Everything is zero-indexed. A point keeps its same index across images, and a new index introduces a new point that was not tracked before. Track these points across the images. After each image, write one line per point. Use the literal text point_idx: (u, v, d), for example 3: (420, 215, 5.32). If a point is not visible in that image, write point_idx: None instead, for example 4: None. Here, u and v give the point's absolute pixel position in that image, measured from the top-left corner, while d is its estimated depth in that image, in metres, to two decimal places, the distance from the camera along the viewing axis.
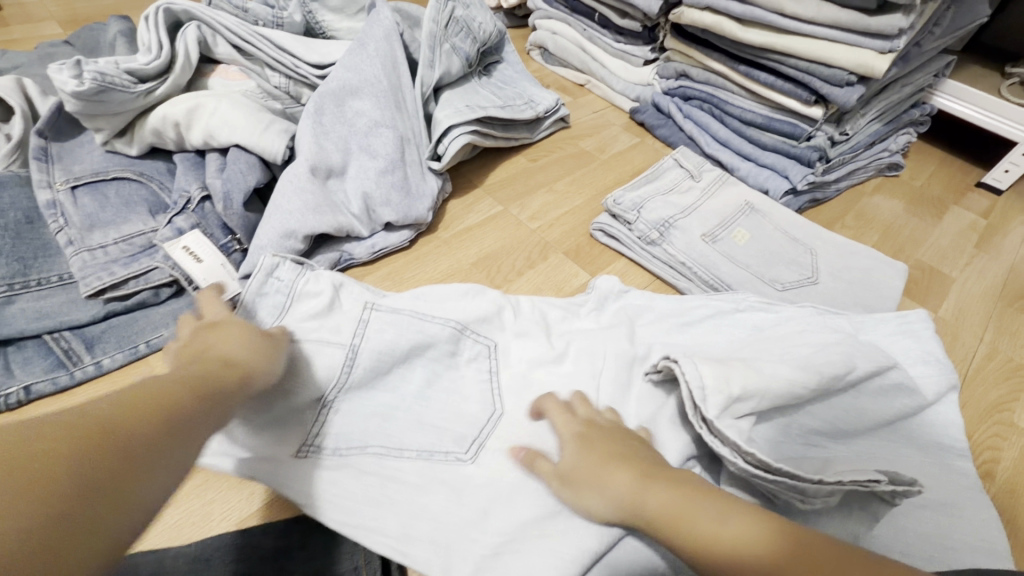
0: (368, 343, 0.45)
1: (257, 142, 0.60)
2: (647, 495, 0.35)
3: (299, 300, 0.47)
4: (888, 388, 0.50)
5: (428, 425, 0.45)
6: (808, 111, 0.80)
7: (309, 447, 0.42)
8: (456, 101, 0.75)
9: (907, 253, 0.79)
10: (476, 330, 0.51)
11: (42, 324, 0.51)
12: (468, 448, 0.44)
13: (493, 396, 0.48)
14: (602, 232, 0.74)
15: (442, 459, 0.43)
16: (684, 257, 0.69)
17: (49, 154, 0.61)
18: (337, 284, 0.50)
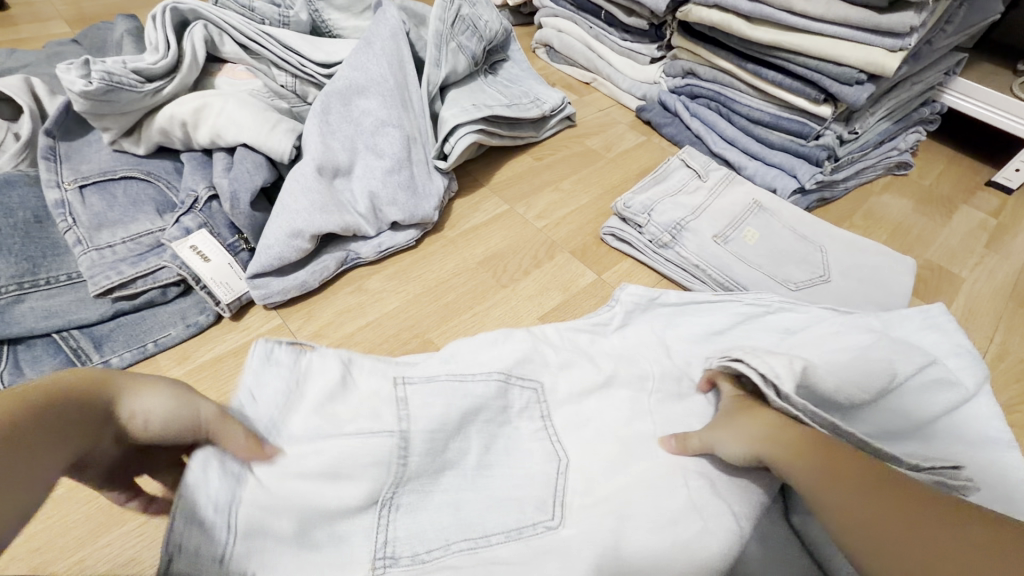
0: (411, 418, 0.41)
1: (264, 141, 0.60)
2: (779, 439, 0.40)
3: (310, 383, 0.41)
4: (901, 389, 0.50)
5: (501, 499, 0.42)
6: (817, 110, 0.79)
7: (383, 561, 0.37)
8: (462, 100, 0.75)
9: (916, 253, 0.79)
10: (520, 375, 0.49)
11: (52, 323, 0.51)
12: (553, 512, 0.41)
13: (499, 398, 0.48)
14: (613, 236, 0.73)
15: (532, 532, 0.40)
16: (697, 259, 0.69)
17: (57, 154, 0.61)
18: (347, 360, 0.43)
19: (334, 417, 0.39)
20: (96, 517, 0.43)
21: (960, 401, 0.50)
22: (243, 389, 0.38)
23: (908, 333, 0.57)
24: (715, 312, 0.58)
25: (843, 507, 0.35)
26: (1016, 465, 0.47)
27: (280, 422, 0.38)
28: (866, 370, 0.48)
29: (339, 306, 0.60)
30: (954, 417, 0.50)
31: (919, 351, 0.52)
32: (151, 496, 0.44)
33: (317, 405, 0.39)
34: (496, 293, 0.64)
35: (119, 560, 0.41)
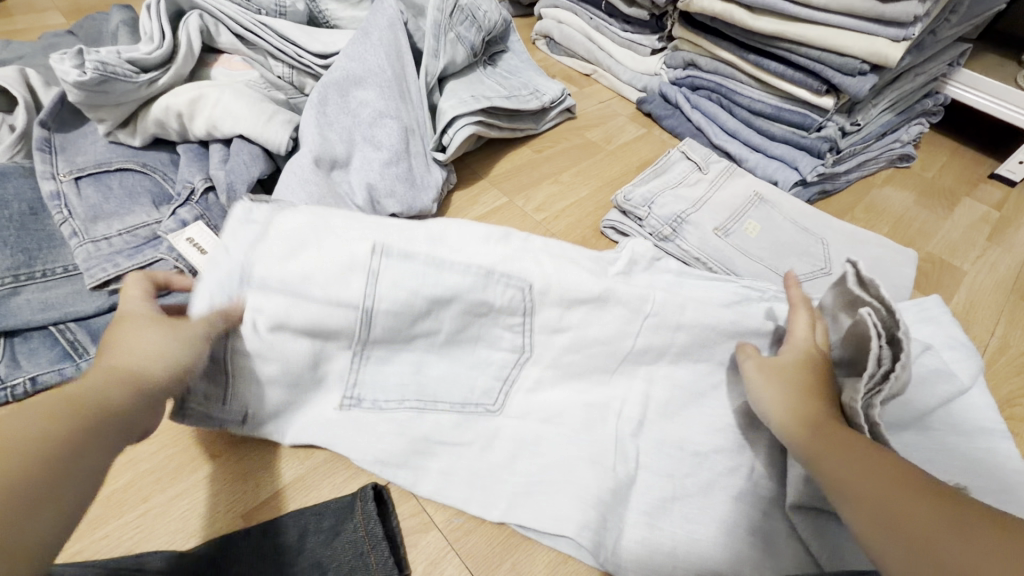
0: (381, 301, 0.43)
1: (261, 133, 0.59)
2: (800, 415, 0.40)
3: (281, 240, 0.43)
4: (901, 381, 0.49)
5: (458, 378, 0.48)
6: (819, 101, 0.78)
7: (349, 400, 0.46)
8: (461, 91, 0.74)
9: (918, 246, 0.78)
10: (505, 273, 0.47)
11: (48, 315, 0.51)
12: (496, 399, 0.48)
13: (496, 391, 0.48)
14: (613, 229, 0.73)
15: (472, 410, 0.47)
16: (699, 253, 0.68)
17: (52, 145, 0.60)
18: (321, 228, 0.44)
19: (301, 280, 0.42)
20: (93, 510, 0.43)
21: (955, 393, 0.49)
22: (218, 244, 0.44)
23: (908, 326, 0.57)
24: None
25: (864, 488, 0.33)
26: (1012, 456, 0.47)
27: (249, 263, 0.43)
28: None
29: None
30: (954, 409, 0.49)
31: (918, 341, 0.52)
32: (148, 488, 0.44)
33: (285, 280, 0.42)
34: None
35: (117, 552, 0.41)
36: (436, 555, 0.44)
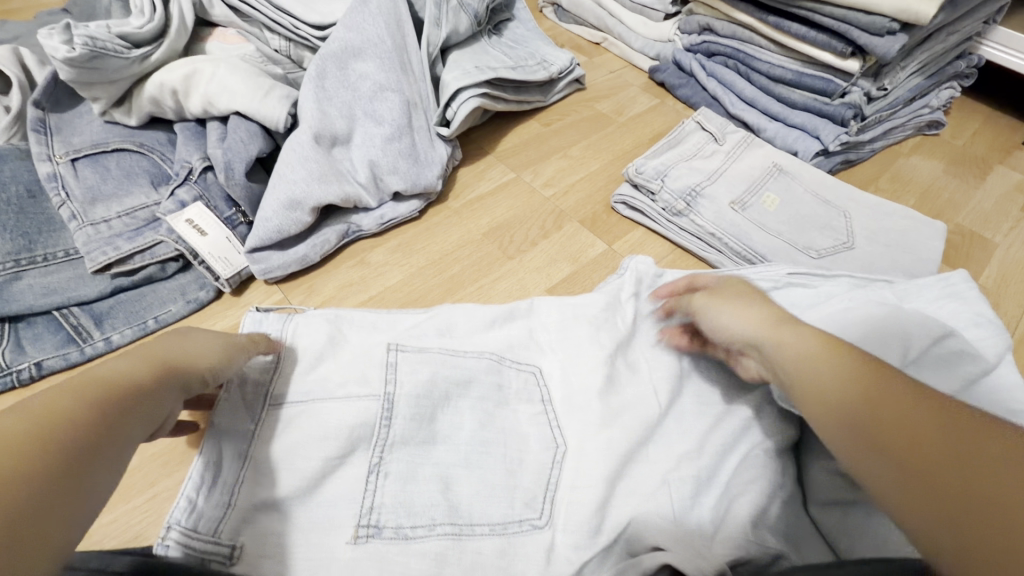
0: None
1: (257, 109, 0.58)
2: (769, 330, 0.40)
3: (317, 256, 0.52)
4: (921, 364, 0.47)
5: None
6: (844, 65, 0.74)
7: (366, 529, 0.38)
8: (464, 62, 0.71)
9: (946, 217, 0.74)
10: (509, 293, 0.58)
11: (51, 300, 0.50)
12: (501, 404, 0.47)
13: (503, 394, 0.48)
14: (625, 204, 0.70)
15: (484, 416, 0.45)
16: (715, 228, 0.66)
17: (47, 127, 0.59)
18: None
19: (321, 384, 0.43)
20: None
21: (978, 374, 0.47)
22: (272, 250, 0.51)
23: (930, 302, 0.54)
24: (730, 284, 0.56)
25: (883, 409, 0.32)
26: None
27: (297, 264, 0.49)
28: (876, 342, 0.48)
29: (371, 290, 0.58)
30: (977, 390, 0.47)
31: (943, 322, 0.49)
32: (154, 474, 0.44)
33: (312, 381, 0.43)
34: (502, 264, 0.62)
35: (125, 537, 0.41)
36: None
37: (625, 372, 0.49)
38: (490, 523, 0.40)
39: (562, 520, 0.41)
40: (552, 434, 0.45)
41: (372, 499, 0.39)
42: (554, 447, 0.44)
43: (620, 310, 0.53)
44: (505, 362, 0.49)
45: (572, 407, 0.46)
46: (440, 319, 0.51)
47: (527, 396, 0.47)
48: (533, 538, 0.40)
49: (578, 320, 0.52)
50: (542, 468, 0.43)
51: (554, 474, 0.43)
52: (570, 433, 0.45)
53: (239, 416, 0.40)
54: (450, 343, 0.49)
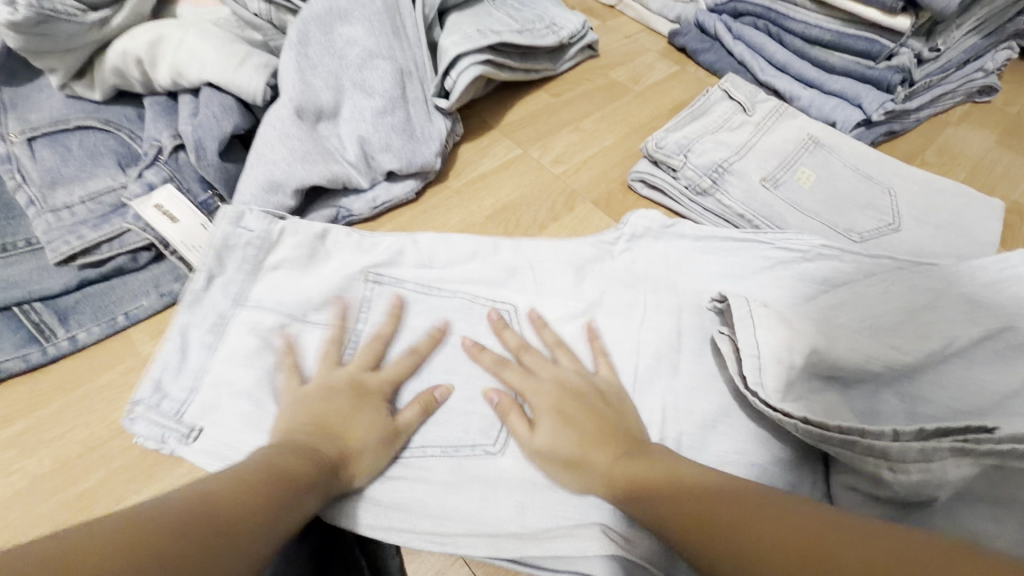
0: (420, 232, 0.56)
1: (231, 79, 0.51)
2: (594, 463, 0.37)
3: (275, 246, 0.47)
4: (969, 359, 0.41)
5: (469, 383, 0.44)
6: (893, 22, 0.66)
7: None
8: (465, 25, 0.64)
9: (1001, 192, 0.67)
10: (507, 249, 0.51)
11: (10, 295, 0.45)
12: (496, 439, 0.42)
13: (497, 425, 0.42)
14: (642, 182, 0.63)
15: (468, 453, 0.41)
16: (744, 209, 0.59)
17: (2, 103, 0.54)
18: (323, 232, 0.48)
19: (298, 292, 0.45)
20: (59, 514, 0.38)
21: None
22: (206, 249, 0.44)
23: (984, 287, 0.46)
24: (749, 263, 0.50)
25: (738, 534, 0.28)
26: None
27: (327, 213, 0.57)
28: (917, 333, 0.42)
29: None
30: None
31: (998, 314, 0.43)
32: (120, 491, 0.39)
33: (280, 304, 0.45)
34: None
35: None
36: (442, 565, 0.41)
37: (608, 315, 0.47)
38: (443, 444, 0.41)
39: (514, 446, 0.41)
40: (521, 365, 0.45)
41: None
42: (521, 377, 0.44)
43: (612, 258, 0.51)
44: (479, 298, 0.48)
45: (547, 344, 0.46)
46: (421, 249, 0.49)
47: (499, 326, 0.47)
48: (483, 462, 0.41)
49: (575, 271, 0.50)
50: (504, 397, 0.43)
51: (517, 403, 0.43)
52: (540, 367, 0.45)
53: (206, 312, 0.44)
54: (429, 274, 0.49)
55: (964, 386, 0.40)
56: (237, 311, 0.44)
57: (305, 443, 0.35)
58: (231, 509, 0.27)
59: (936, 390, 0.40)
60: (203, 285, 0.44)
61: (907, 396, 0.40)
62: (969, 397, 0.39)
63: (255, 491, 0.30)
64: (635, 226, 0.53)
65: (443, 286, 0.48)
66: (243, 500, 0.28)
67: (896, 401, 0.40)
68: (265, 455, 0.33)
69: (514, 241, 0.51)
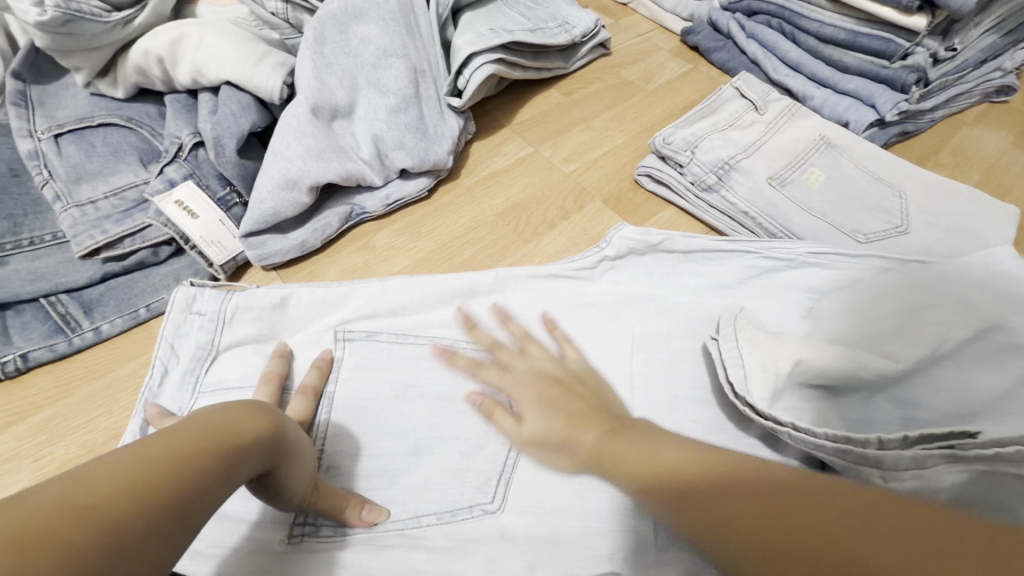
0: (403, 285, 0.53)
1: (250, 78, 0.53)
2: (577, 439, 0.38)
3: (233, 323, 0.45)
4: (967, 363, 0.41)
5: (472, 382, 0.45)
6: (909, 21, 0.66)
7: (300, 529, 0.38)
8: (478, 24, 0.64)
9: (1014, 195, 0.66)
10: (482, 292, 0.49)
11: (38, 287, 0.47)
12: (494, 495, 0.40)
13: (493, 481, 0.41)
14: (649, 177, 0.64)
15: (466, 515, 0.39)
16: (749, 206, 0.59)
17: (29, 99, 0.56)
18: (282, 298, 0.47)
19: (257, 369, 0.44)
20: None
21: None
22: (161, 345, 0.44)
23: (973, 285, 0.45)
24: (737, 272, 0.50)
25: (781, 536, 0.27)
26: None
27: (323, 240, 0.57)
28: (912, 336, 0.41)
29: (337, 271, 0.53)
30: None
31: (987, 311, 0.42)
32: None
33: (245, 377, 0.44)
34: (517, 249, 0.57)
35: None
36: None
37: (594, 348, 0.47)
38: (438, 510, 0.40)
39: (512, 502, 0.40)
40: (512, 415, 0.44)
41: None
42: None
43: (595, 284, 0.50)
44: (459, 344, 0.47)
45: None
46: (397, 295, 0.48)
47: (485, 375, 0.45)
48: (484, 523, 0.39)
49: (552, 303, 0.49)
50: (498, 452, 0.42)
51: (511, 456, 0.42)
52: None
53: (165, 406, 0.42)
54: (402, 324, 0.47)
55: (954, 386, 0.39)
56: (198, 398, 0.43)
57: (255, 411, 0.32)
58: (185, 482, 0.25)
59: (926, 391, 0.40)
60: (159, 379, 0.43)
61: (902, 399, 0.40)
62: (956, 393, 0.39)
63: (211, 457, 0.27)
64: (619, 246, 0.51)
65: (421, 334, 0.47)
66: (209, 466, 0.26)
67: (889, 408, 0.40)
68: (203, 415, 0.29)
69: (491, 276, 0.50)
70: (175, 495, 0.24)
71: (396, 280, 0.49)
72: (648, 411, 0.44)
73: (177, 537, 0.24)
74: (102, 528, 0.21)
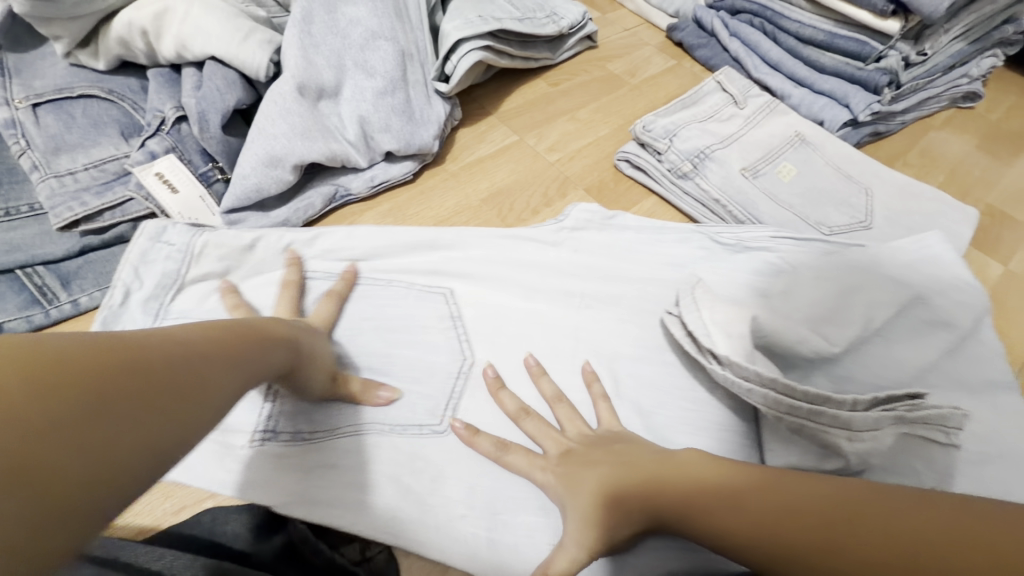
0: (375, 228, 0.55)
1: (235, 54, 0.52)
2: (619, 469, 0.36)
3: (197, 261, 0.46)
4: (913, 347, 0.44)
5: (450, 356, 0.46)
6: (882, 25, 0.68)
7: (262, 434, 0.41)
8: (466, 11, 0.65)
9: (975, 196, 0.69)
10: (464, 272, 0.50)
11: (13, 258, 0.46)
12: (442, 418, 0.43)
13: (442, 407, 0.43)
14: (628, 163, 0.66)
15: (417, 433, 0.42)
16: (720, 194, 0.61)
17: (6, 68, 0.55)
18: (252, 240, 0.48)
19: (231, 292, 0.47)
20: None
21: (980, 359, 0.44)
22: (126, 268, 0.45)
23: (929, 277, 0.48)
24: (705, 257, 0.52)
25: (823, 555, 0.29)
26: None
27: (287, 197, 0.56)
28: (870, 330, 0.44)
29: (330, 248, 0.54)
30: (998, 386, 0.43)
31: (937, 303, 0.46)
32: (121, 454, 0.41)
33: (209, 310, 0.45)
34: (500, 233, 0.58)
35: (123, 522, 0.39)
36: None
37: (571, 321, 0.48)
38: (392, 422, 0.42)
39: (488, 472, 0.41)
40: (461, 349, 0.46)
41: (281, 407, 0.42)
42: (461, 360, 0.45)
43: (556, 250, 0.51)
44: (414, 289, 0.49)
45: (509, 338, 0.47)
46: (381, 239, 0.50)
47: (436, 315, 0.47)
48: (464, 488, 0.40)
49: (532, 279, 0.50)
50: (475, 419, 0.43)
51: (458, 385, 0.44)
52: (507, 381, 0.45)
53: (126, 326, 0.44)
54: (370, 268, 0.49)
55: (911, 374, 0.43)
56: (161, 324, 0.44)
57: (206, 334, 0.27)
58: (141, 374, 0.22)
59: (858, 367, 0.43)
60: (120, 301, 0.44)
61: (860, 386, 0.43)
62: (895, 376, 0.43)
63: (192, 363, 0.25)
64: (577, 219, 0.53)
65: (396, 284, 0.49)
66: (192, 360, 0.25)
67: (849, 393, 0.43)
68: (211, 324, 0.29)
69: (452, 232, 0.52)
70: (161, 380, 0.23)
71: (363, 227, 0.51)
72: (622, 391, 0.45)
73: (89, 441, 0.19)
74: (69, 354, 0.21)
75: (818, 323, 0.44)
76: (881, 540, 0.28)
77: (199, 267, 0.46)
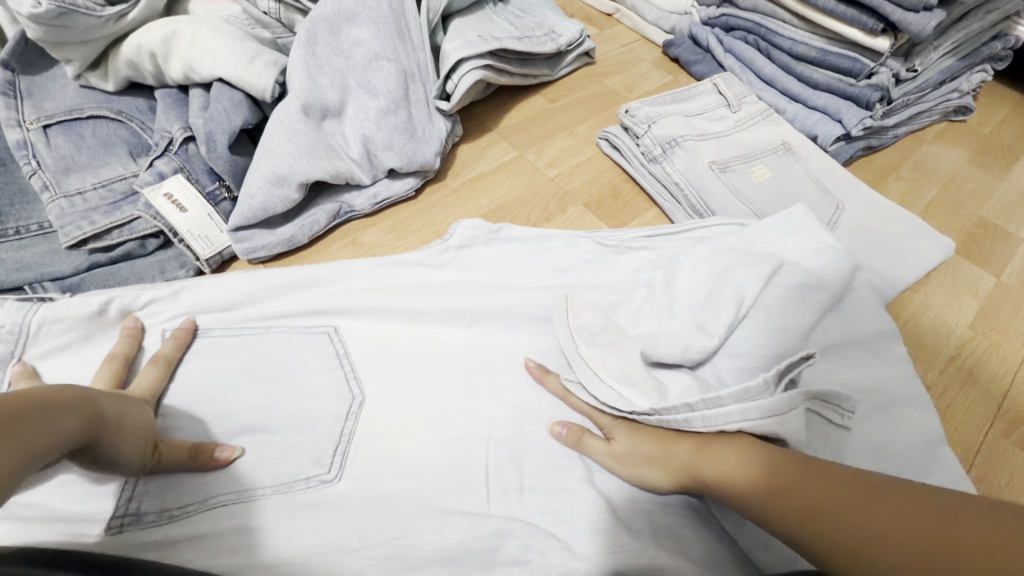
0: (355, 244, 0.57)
1: (242, 76, 0.54)
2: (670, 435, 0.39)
3: (38, 335, 0.43)
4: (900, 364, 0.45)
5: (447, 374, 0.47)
6: (873, 42, 0.69)
7: (123, 519, 0.36)
8: (467, 31, 0.66)
9: (969, 209, 0.70)
10: (457, 291, 0.50)
11: (23, 276, 0.47)
12: (331, 466, 0.41)
13: (330, 453, 0.41)
14: (608, 142, 0.69)
15: (301, 487, 0.39)
16: (680, 177, 0.63)
17: (17, 89, 0.56)
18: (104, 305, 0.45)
19: (87, 365, 0.43)
20: None
21: None
22: None
23: None
24: None
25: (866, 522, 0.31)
26: None
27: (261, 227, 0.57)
28: None
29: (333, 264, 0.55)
30: None
31: None
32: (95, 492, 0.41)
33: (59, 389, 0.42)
34: None
35: None
36: None
37: None
38: (273, 483, 0.39)
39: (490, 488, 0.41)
40: (347, 388, 0.45)
41: (132, 490, 0.37)
42: (349, 401, 0.44)
43: (442, 271, 0.51)
44: (295, 330, 0.47)
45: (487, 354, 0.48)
46: (384, 276, 0.50)
47: (322, 355, 0.46)
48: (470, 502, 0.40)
49: (525, 297, 0.51)
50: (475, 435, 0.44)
51: (347, 426, 0.43)
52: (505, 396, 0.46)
53: None
54: (236, 318, 0.47)
55: None
56: None
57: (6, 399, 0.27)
58: None
59: (751, 345, 0.46)
60: None
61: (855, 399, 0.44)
62: None
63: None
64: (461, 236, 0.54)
65: (388, 304, 0.49)
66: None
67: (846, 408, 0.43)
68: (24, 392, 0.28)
69: (329, 265, 0.50)
70: None
71: (230, 275, 0.49)
72: None
73: None
74: None
75: (699, 313, 0.47)
76: (914, 511, 0.31)
77: (39, 345, 0.43)
